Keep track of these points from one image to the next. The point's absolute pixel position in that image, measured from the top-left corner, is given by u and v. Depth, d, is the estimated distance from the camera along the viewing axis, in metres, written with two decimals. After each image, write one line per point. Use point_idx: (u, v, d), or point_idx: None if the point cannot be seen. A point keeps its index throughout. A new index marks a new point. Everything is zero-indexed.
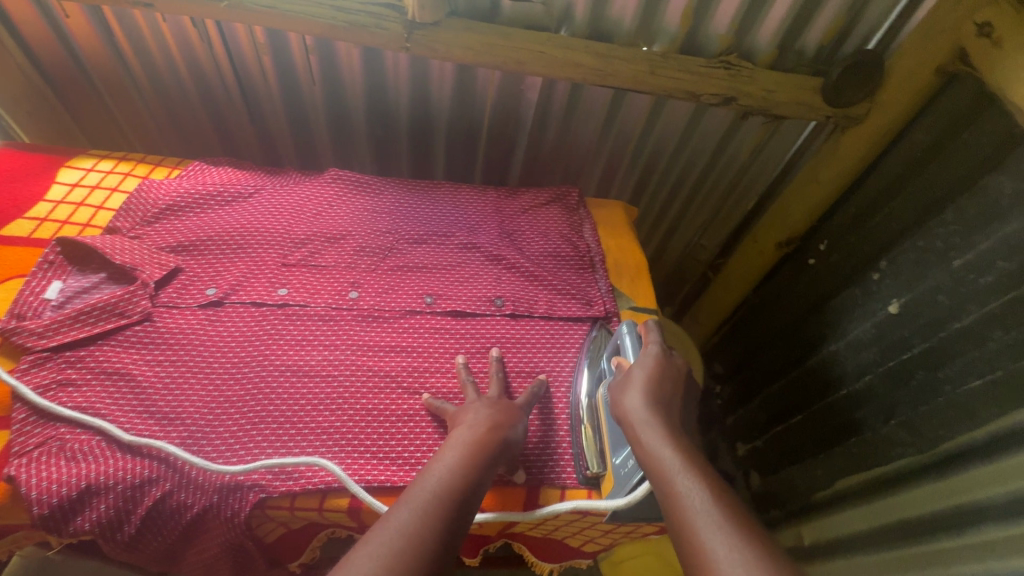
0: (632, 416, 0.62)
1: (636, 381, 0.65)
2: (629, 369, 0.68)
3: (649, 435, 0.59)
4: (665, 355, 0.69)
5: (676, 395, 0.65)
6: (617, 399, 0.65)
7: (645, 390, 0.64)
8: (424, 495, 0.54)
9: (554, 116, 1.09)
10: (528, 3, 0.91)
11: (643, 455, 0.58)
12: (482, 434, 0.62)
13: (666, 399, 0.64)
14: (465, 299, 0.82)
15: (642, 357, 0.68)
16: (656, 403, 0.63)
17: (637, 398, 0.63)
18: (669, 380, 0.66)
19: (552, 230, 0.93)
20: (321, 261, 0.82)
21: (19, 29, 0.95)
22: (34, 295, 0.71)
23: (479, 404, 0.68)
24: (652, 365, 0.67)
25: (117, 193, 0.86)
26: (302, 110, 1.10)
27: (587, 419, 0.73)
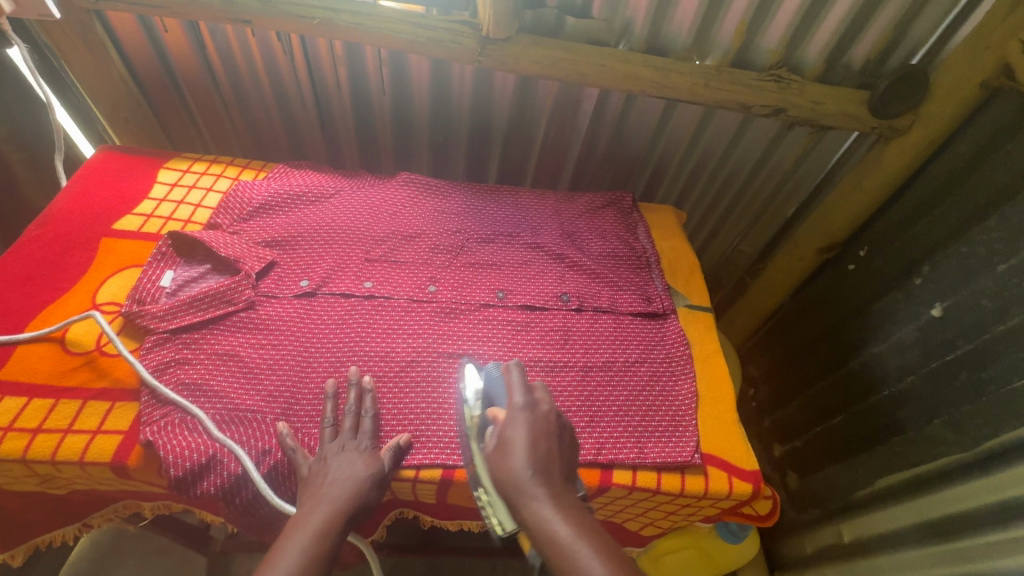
0: (518, 485, 0.56)
1: (518, 442, 0.58)
2: (506, 424, 0.60)
3: (541, 507, 0.54)
4: (537, 401, 0.63)
5: (556, 445, 0.60)
6: (500, 470, 0.58)
7: (527, 453, 0.58)
8: (292, 557, 0.57)
9: (606, 126, 1.15)
10: (591, 19, 0.97)
11: (533, 531, 0.54)
12: (320, 500, 0.62)
13: (548, 453, 0.59)
14: (533, 294, 0.88)
15: (512, 412, 0.61)
16: (535, 467, 0.57)
17: (521, 462, 0.57)
18: (545, 433, 0.60)
19: (610, 232, 0.99)
20: (400, 257, 0.89)
21: (122, 43, 1.03)
22: (152, 282, 0.78)
23: (337, 461, 0.66)
24: (523, 421, 0.60)
25: (212, 193, 0.93)
26: (370, 117, 1.18)
27: (483, 476, 0.64)
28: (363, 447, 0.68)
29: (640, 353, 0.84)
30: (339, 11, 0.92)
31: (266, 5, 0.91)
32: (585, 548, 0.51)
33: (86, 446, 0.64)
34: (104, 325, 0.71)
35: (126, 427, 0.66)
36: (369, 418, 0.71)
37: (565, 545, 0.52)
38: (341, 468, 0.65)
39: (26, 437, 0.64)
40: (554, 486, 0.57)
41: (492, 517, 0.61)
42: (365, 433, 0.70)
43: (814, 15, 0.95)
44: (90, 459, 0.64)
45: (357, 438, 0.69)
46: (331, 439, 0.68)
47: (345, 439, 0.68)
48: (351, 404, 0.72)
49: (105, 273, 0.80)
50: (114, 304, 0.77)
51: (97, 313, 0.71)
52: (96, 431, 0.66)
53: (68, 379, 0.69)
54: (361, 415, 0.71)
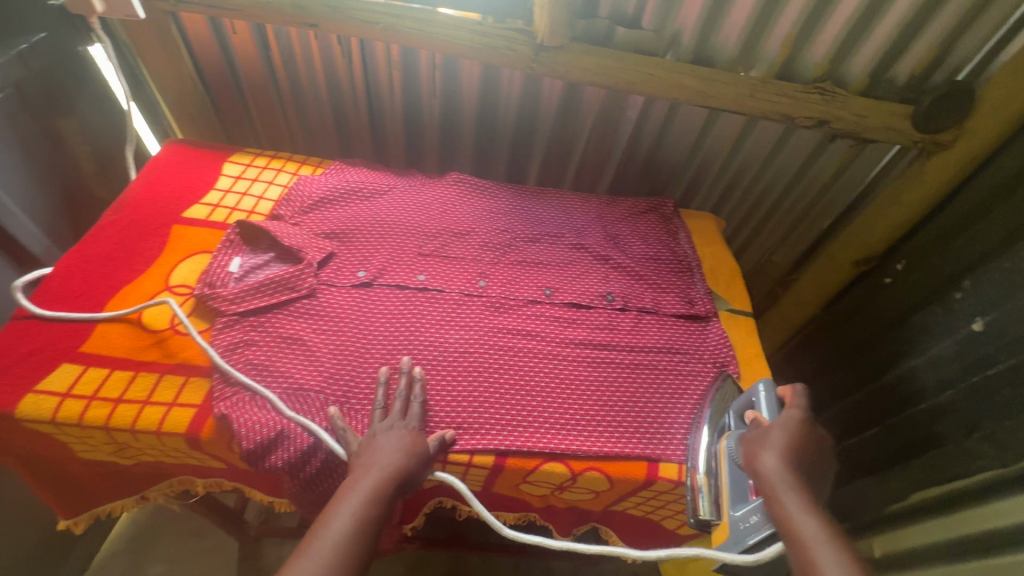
0: (771, 477, 0.62)
1: (777, 443, 0.64)
2: (768, 426, 0.67)
3: (789, 501, 0.59)
4: (803, 418, 0.68)
5: (816, 460, 0.65)
6: (754, 459, 0.64)
7: (785, 453, 0.63)
8: (344, 521, 0.60)
9: (648, 134, 1.18)
10: (641, 30, 1.00)
11: (781, 519, 0.59)
12: (373, 468, 0.65)
13: (802, 462, 0.64)
14: (579, 293, 0.90)
15: (783, 418, 0.68)
16: (794, 467, 0.62)
17: (777, 461, 0.63)
18: (807, 445, 0.66)
19: (652, 236, 1.01)
20: (451, 253, 0.92)
21: (193, 43, 1.08)
22: (221, 267, 0.82)
23: (387, 437, 0.69)
24: (789, 428, 0.66)
25: (274, 186, 0.98)
26: (419, 119, 1.22)
27: (706, 469, 0.74)
28: (411, 428, 0.71)
29: (684, 353, 0.86)
30: (401, 17, 0.97)
31: (334, 10, 0.96)
32: (828, 544, 0.55)
33: (163, 417, 0.68)
34: (179, 312, 0.75)
35: (199, 401, 0.70)
36: (416, 404, 0.74)
37: (808, 536, 0.56)
38: (390, 443, 0.68)
39: (107, 406, 0.68)
40: (809, 488, 0.61)
41: (699, 500, 0.73)
42: (413, 417, 0.72)
43: (862, 30, 0.97)
44: (166, 429, 0.68)
45: (405, 420, 0.72)
46: (381, 419, 0.71)
47: (394, 419, 0.71)
48: (401, 390, 0.75)
49: (176, 257, 0.85)
50: (186, 287, 0.81)
51: (172, 300, 0.76)
52: (171, 403, 0.69)
53: (144, 355, 0.73)
54: (412, 401, 0.74)
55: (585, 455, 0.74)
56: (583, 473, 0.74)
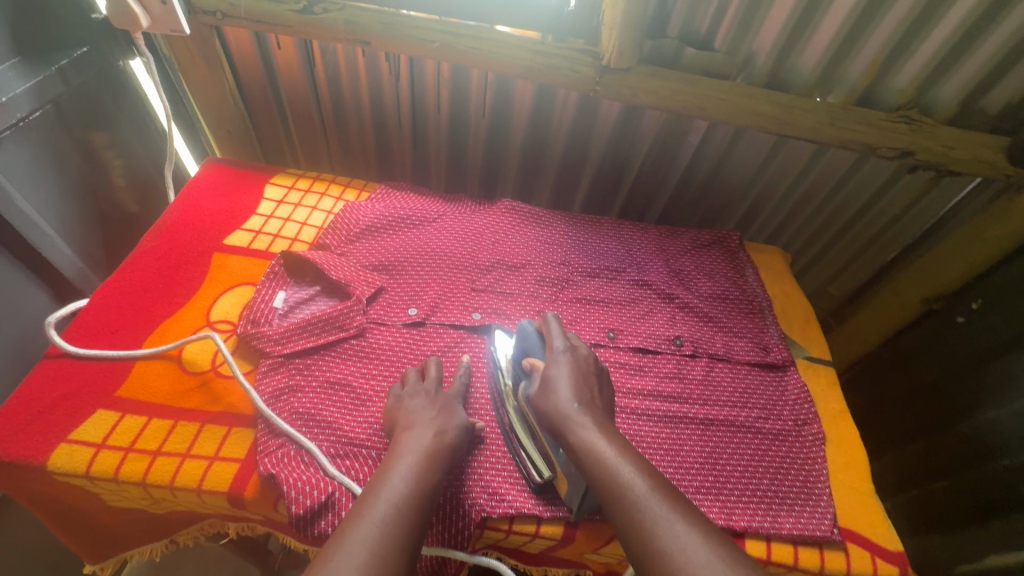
0: (563, 413, 0.62)
1: (560, 379, 0.66)
2: (550, 366, 0.68)
3: (588, 431, 0.60)
4: (573, 349, 0.70)
5: (597, 385, 0.67)
6: (546, 405, 0.64)
7: (569, 386, 0.65)
8: (388, 495, 0.55)
9: (709, 159, 1.11)
10: (712, 51, 0.93)
11: (581, 451, 0.59)
12: (417, 435, 0.63)
13: (589, 391, 0.66)
14: (645, 336, 0.84)
15: (552, 357, 0.69)
16: (581, 399, 0.64)
17: (566, 395, 0.64)
18: (586, 375, 0.67)
19: (719, 272, 0.94)
20: (506, 288, 0.86)
21: (236, 58, 1.04)
22: (265, 302, 0.77)
23: (422, 411, 0.66)
24: (564, 361, 0.68)
25: (317, 211, 0.92)
26: (465, 139, 1.16)
27: (518, 426, 0.70)
28: (446, 400, 0.69)
29: (761, 407, 0.78)
30: (458, 35, 0.91)
31: (388, 28, 0.90)
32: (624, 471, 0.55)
33: (203, 473, 0.62)
34: (223, 348, 0.70)
35: (243, 456, 0.64)
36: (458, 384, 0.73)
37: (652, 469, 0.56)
38: (427, 418, 0.65)
39: (145, 459, 0.62)
40: (599, 419, 0.62)
41: (533, 462, 0.67)
42: (454, 394, 0.71)
43: (956, 56, 0.89)
44: (207, 487, 0.62)
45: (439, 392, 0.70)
46: (414, 381, 0.71)
47: (425, 392, 0.69)
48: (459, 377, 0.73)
49: (217, 289, 0.79)
50: (227, 323, 0.76)
51: (217, 333, 0.70)
52: (213, 457, 0.64)
53: (185, 401, 0.68)
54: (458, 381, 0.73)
55: None
56: None
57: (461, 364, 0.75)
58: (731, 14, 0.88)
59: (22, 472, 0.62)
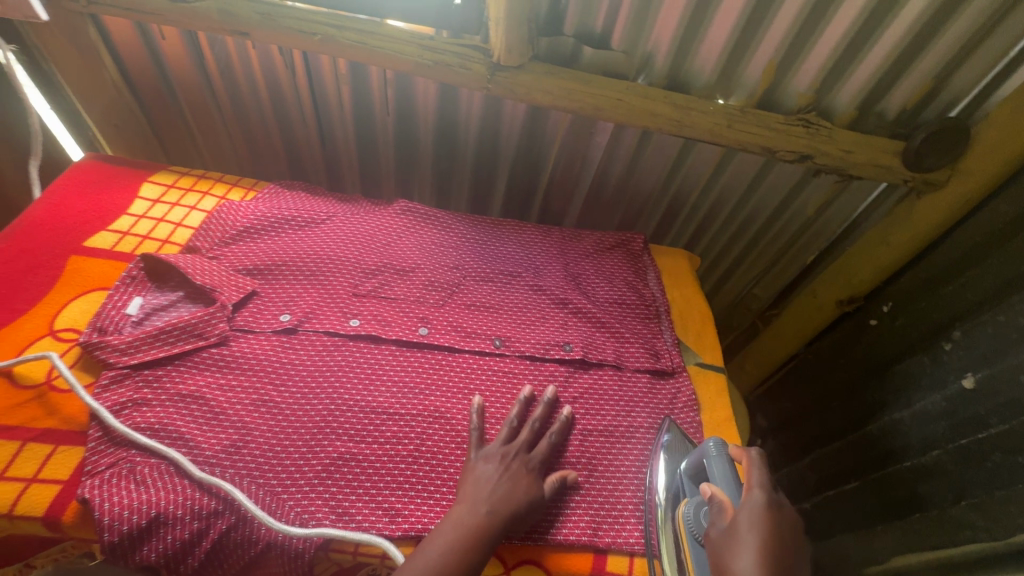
0: None
1: (750, 541, 0.52)
2: (735, 513, 0.56)
3: None
4: (782, 507, 0.56)
5: (799, 556, 0.52)
6: (724, 560, 0.52)
7: (761, 551, 0.51)
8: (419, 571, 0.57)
9: (620, 162, 1.09)
10: (610, 51, 0.91)
11: None
12: (477, 497, 0.63)
13: (786, 564, 0.51)
14: (532, 343, 0.81)
15: (750, 503, 0.56)
16: (774, 574, 0.50)
17: (750, 560, 0.51)
18: (788, 540, 0.53)
19: (617, 277, 0.93)
20: (391, 293, 0.83)
21: (118, 49, 0.98)
22: (117, 309, 0.72)
23: (485, 471, 0.66)
24: (760, 514, 0.55)
25: (195, 212, 0.87)
26: (373, 138, 1.12)
27: (667, 546, 0.64)
28: (503, 461, 0.67)
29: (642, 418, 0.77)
30: (343, 28, 0.87)
31: (267, 18, 0.86)
32: None
33: (16, 497, 0.58)
34: (62, 366, 0.64)
35: (66, 477, 0.59)
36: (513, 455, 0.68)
37: None
38: (483, 484, 0.65)
39: None
40: None
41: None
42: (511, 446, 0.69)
43: (849, 59, 0.88)
44: (21, 513, 0.57)
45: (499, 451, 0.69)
46: (478, 445, 0.69)
47: (490, 454, 0.68)
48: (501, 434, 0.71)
49: (67, 295, 0.74)
50: (73, 332, 0.71)
51: (54, 355, 0.65)
52: (31, 479, 0.59)
53: (12, 416, 0.62)
54: (548, 440, 0.71)
55: (530, 543, 0.65)
56: (517, 569, 0.64)
57: (473, 408, 0.72)
58: (624, 13, 0.86)
59: None
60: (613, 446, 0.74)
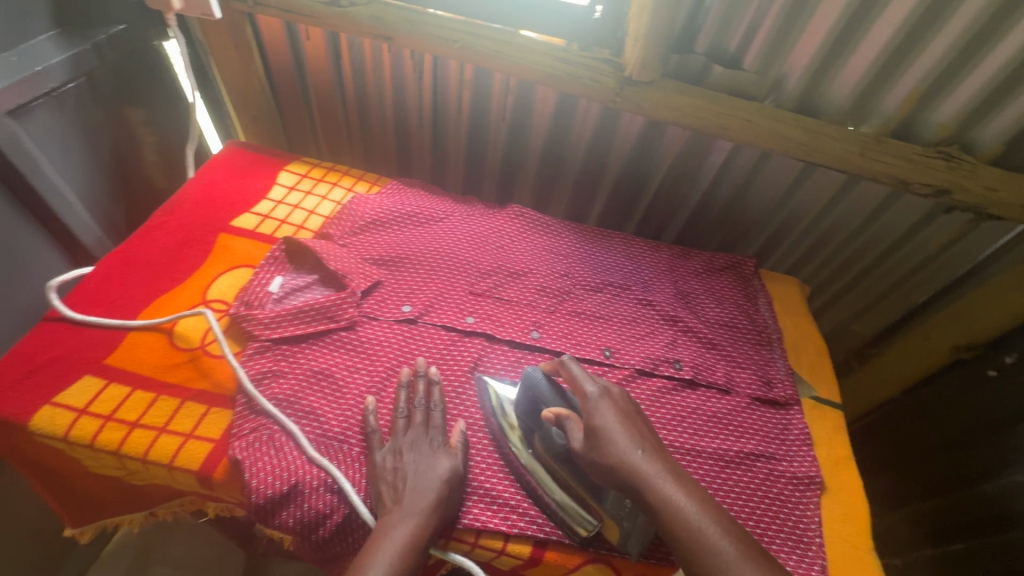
0: (630, 471, 0.58)
1: (614, 432, 0.60)
2: (591, 422, 0.62)
3: (660, 487, 0.56)
4: (607, 391, 0.65)
5: (640, 420, 0.64)
6: (602, 460, 0.60)
7: (626, 436, 0.60)
8: None
9: (729, 182, 1.07)
10: (740, 71, 0.90)
11: (660, 515, 0.56)
12: (398, 509, 0.60)
13: (643, 432, 0.62)
14: (642, 357, 0.81)
15: (593, 407, 0.63)
16: (641, 447, 0.59)
17: (624, 445, 0.59)
18: (632, 415, 0.63)
19: (727, 298, 0.91)
20: (505, 294, 0.84)
21: (266, 47, 1.06)
22: (261, 286, 0.77)
23: (410, 460, 0.64)
24: (607, 408, 0.63)
25: (326, 201, 0.93)
26: (483, 142, 1.16)
27: (542, 477, 0.66)
28: (430, 443, 0.66)
29: (757, 446, 0.74)
30: (480, 37, 0.91)
31: (412, 24, 0.91)
32: (710, 525, 0.54)
33: (176, 450, 0.63)
34: (214, 325, 0.70)
35: (217, 437, 0.64)
36: (415, 419, 0.68)
37: (688, 515, 0.55)
38: (418, 472, 0.62)
39: (122, 430, 0.63)
40: (668, 464, 0.59)
41: (575, 517, 0.64)
42: (436, 427, 0.68)
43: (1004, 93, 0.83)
44: (179, 465, 0.62)
45: (430, 432, 0.67)
46: (380, 444, 0.66)
47: (417, 433, 0.66)
48: (401, 403, 0.69)
49: (216, 269, 0.80)
50: (222, 303, 0.76)
51: (208, 312, 0.70)
52: (189, 434, 0.64)
53: (171, 375, 0.68)
54: (428, 409, 0.69)
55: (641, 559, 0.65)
56: None
57: (457, 433, 0.68)
58: (763, 34, 0.85)
59: (12, 432, 0.63)
60: (477, 409, 0.72)
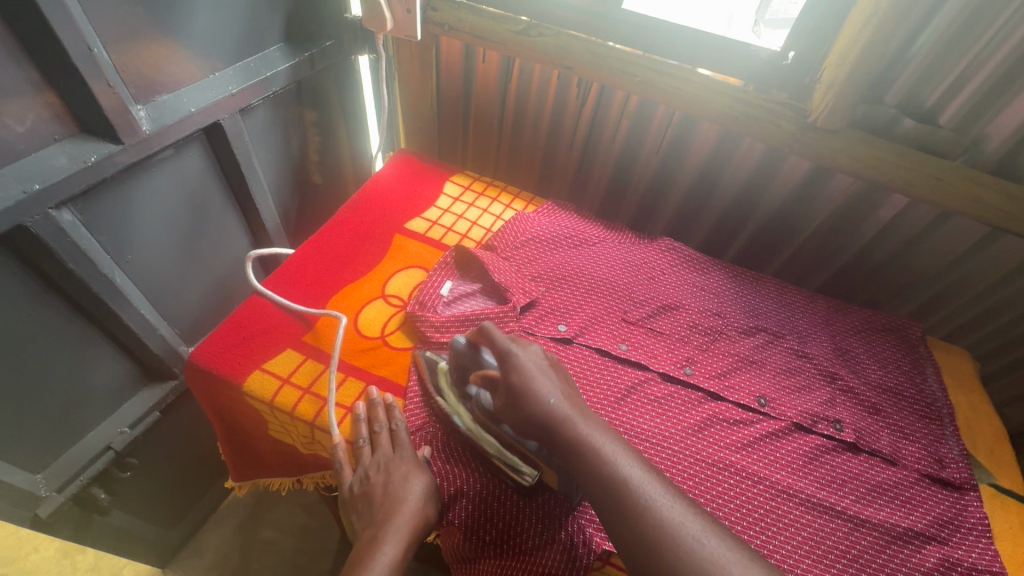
0: (551, 417, 0.60)
1: (536, 383, 0.62)
2: (509, 374, 0.63)
3: (584, 429, 0.59)
4: (525, 349, 0.67)
5: (557, 375, 0.66)
6: (524, 411, 0.61)
7: (542, 385, 0.62)
8: None
9: (893, 238, 1.01)
10: (935, 127, 0.86)
11: (583, 458, 0.57)
12: (369, 530, 0.61)
13: (561, 383, 0.65)
14: (800, 411, 0.77)
15: (510, 362, 0.64)
16: (557, 395, 0.62)
17: (544, 394, 0.61)
18: (550, 369, 0.66)
19: (891, 362, 0.86)
20: (656, 326, 0.85)
21: (444, 68, 1.14)
22: (434, 288, 0.82)
23: (384, 478, 0.63)
24: (525, 362, 0.64)
25: (487, 214, 0.99)
26: (629, 173, 1.17)
27: (477, 434, 0.66)
28: (402, 459, 0.65)
29: (929, 527, 0.68)
30: (661, 73, 0.93)
31: (596, 57, 0.95)
32: (626, 461, 0.57)
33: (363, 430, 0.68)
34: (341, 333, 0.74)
35: None
36: (381, 439, 0.67)
37: (605, 457, 0.57)
38: (399, 488, 0.61)
39: (317, 404, 0.70)
40: (581, 410, 0.62)
41: (512, 467, 0.63)
42: (403, 445, 0.66)
43: None
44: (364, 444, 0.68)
45: (396, 450, 0.66)
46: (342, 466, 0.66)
47: (382, 453, 0.65)
48: (376, 421, 0.69)
49: (394, 267, 0.87)
50: (398, 300, 0.83)
51: (343, 318, 0.75)
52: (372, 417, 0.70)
53: (358, 360, 0.75)
54: (391, 432, 0.68)
55: None
56: None
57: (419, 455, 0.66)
58: (971, 90, 0.81)
59: (225, 389, 0.71)
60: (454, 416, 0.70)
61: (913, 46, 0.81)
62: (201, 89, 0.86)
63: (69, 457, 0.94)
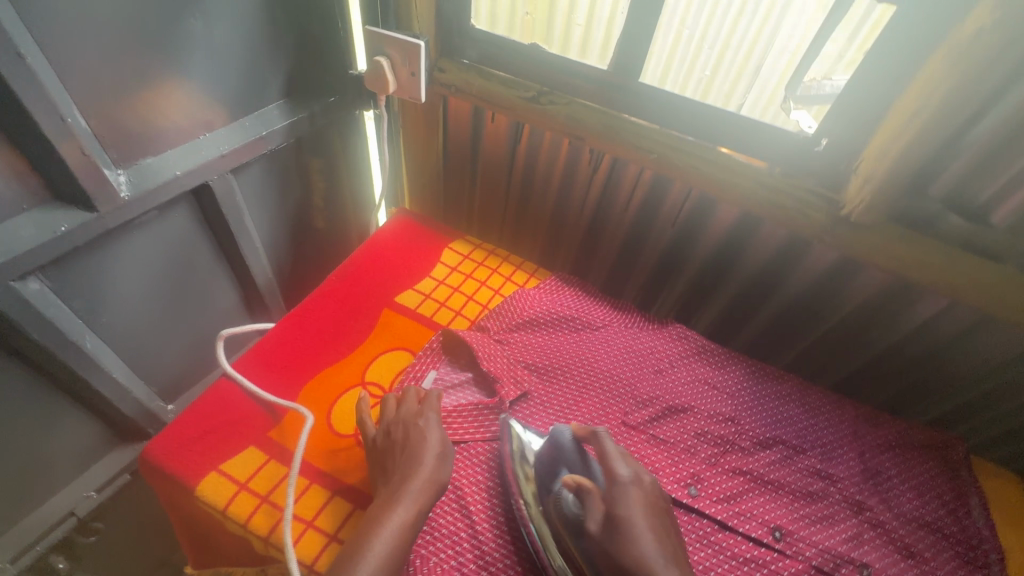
0: (646, 572, 0.50)
1: (637, 522, 0.54)
2: (614, 499, 0.55)
3: None
4: (640, 480, 0.58)
5: (668, 523, 0.57)
6: (614, 548, 0.52)
7: (646, 527, 0.54)
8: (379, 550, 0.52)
9: (932, 339, 0.90)
10: (985, 227, 0.77)
11: None
12: (385, 491, 0.59)
13: (666, 530, 0.56)
14: (820, 549, 0.68)
15: (618, 487, 0.56)
16: (661, 547, 0.53)
17: (646, 542, 0.52)
18: (660, 511, 0.57)
19: (929, 490, 0.75)
20: (660, 433, 0.76)
21: (451, 127, 1.08)
22: (417, 379, 0.76)
23: (413, 427, 0.65)
24: (634, 495, 0.56)
25: (485, 288, 0.92)
26: (638, 249, 1.09)
27: (541, 528, 0.61)
28: (427, 415, 0.67)
29: None
30: (680, 150, 0.86)
31: (609, 129, 0.89)
32: None
33: (318, 551, 0.60)
34: (303, 434, 0.67)
35: None
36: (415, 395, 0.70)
37: None
38: (423, 442, 0.63)
39: (273, 517, 0.62)
40: (681, 572, 0.52)
41: None
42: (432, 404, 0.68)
43: None
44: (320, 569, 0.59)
45: (424, 408, 0.68)
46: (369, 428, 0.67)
47: (412, 409, 0.68)
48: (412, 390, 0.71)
49: (377, 349, 0.81)
50: (377, 389, 0.76)
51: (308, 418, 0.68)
52: (331, 535, 0.62)
53: (327, 462, 0.68)
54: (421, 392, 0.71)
55: None
56: None
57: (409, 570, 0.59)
58: None
59: (176, 487, 0.65)
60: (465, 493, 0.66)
61: (964, 139, 0.72)
62: (191, 151, 0.82)
63: (27, 526, 0.88)
